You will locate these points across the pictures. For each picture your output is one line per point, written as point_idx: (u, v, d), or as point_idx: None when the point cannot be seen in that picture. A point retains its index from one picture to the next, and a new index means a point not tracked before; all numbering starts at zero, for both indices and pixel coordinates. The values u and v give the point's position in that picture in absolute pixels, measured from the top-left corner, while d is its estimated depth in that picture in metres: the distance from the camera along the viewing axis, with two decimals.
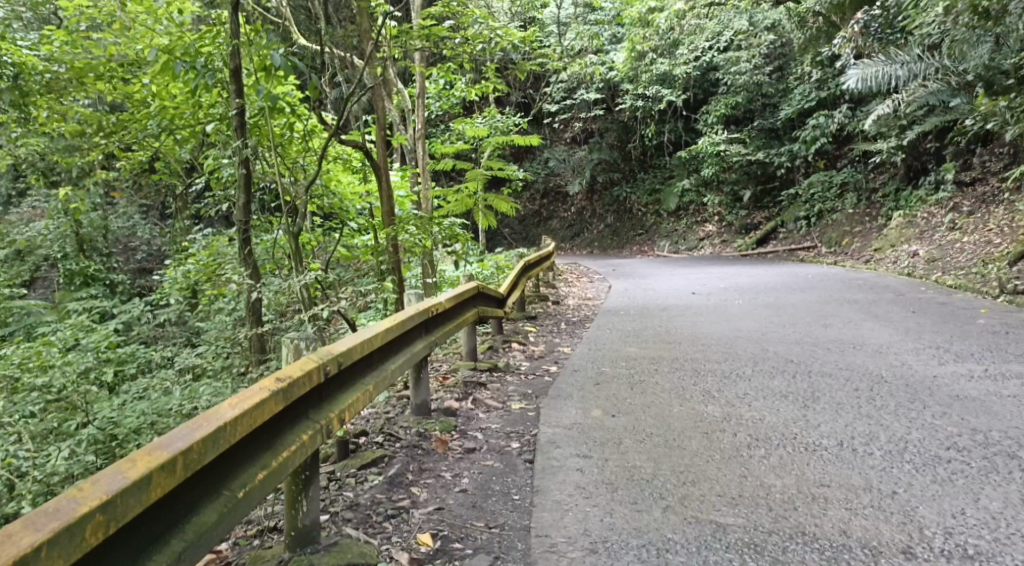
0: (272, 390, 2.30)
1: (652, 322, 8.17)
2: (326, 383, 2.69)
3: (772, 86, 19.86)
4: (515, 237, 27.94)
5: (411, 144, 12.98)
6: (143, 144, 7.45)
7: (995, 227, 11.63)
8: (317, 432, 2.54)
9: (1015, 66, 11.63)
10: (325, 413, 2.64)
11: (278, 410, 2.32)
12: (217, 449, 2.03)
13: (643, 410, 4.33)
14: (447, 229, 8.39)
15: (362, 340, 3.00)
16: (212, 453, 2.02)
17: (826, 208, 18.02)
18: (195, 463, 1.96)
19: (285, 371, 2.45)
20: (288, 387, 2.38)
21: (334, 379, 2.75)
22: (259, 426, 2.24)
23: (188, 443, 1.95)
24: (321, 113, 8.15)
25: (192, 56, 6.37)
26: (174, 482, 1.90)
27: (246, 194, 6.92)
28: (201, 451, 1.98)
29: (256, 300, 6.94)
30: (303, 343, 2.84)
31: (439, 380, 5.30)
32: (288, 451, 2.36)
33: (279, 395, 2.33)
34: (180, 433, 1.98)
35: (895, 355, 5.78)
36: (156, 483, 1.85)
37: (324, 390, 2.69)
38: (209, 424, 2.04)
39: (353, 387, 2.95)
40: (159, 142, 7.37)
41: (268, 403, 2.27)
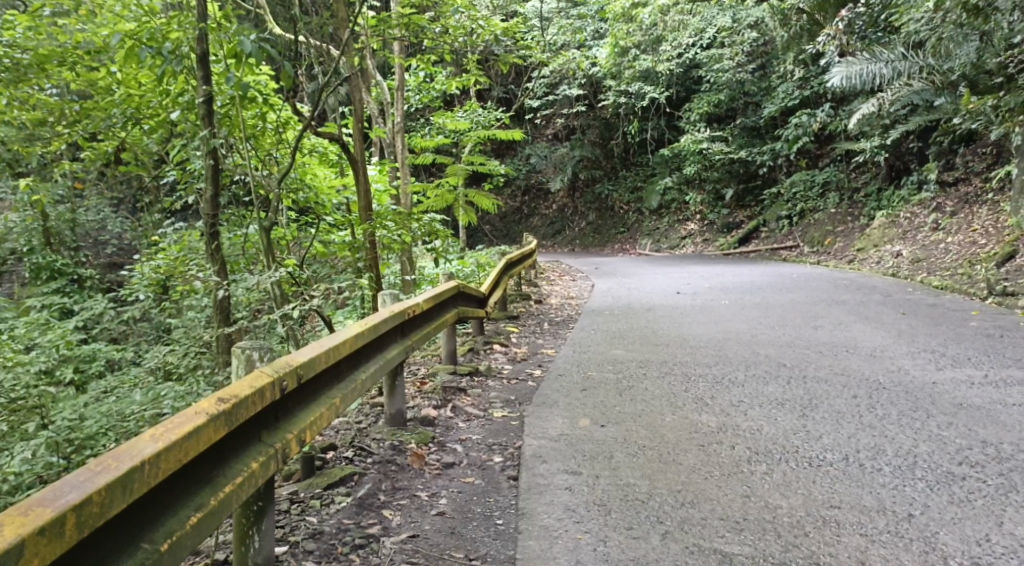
0: (208, 416, 1.98)
1: (638, 323, 7.93)
2: (281, 401, 2.39)
3: (755, 84, 19.75)
4: (496, 234, 27.65)
5: (390, 138, 12.65)
6: (108, 135, 6.93)
7: (980, 226, 11.54)
8: (269, 459, 2.24)
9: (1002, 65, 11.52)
10: (280, 435, 2.34)
11: (216, 438, 2.00)
12: (126, 497, 1.70)
13: (634, 420, 4.07)
14: (426, 225, 8.10)
15: (325, 348, 2.69)
16: (120, 502, 1.69)
17: (808, 207, 17.95)
18: (93, 520, 1.62)
19: (230, 390, 2.14)
20: (229, 409, 2.07)
21: (292, 395, 2.45)
22: (190, 460, 1.92)
23: (82, 494, 1.61)
24: (296, 104, 7.79)
25: (159, 41, 5.96)
26: (63, 547, 1.56)
27: (214, 187, 6.56)
28: (104, 502, 1.65)
29: (225, 298, 6.59)
30: (257, 352, 2.50)
31: (417, 385, 5.02)
32: (230, 486, 2.05)
33: (217, 421, 2.01)
34: (76, 482, 1.64)
35: (891, 360, 5.58)
36: (36, 551, 1.51)
37: (278, 408, 2.38)
38: (117, 466, 1.71)
39: (317, 402, 2.65)
40: (125, 133, 6.89)
41: (201, 432, 1.95)
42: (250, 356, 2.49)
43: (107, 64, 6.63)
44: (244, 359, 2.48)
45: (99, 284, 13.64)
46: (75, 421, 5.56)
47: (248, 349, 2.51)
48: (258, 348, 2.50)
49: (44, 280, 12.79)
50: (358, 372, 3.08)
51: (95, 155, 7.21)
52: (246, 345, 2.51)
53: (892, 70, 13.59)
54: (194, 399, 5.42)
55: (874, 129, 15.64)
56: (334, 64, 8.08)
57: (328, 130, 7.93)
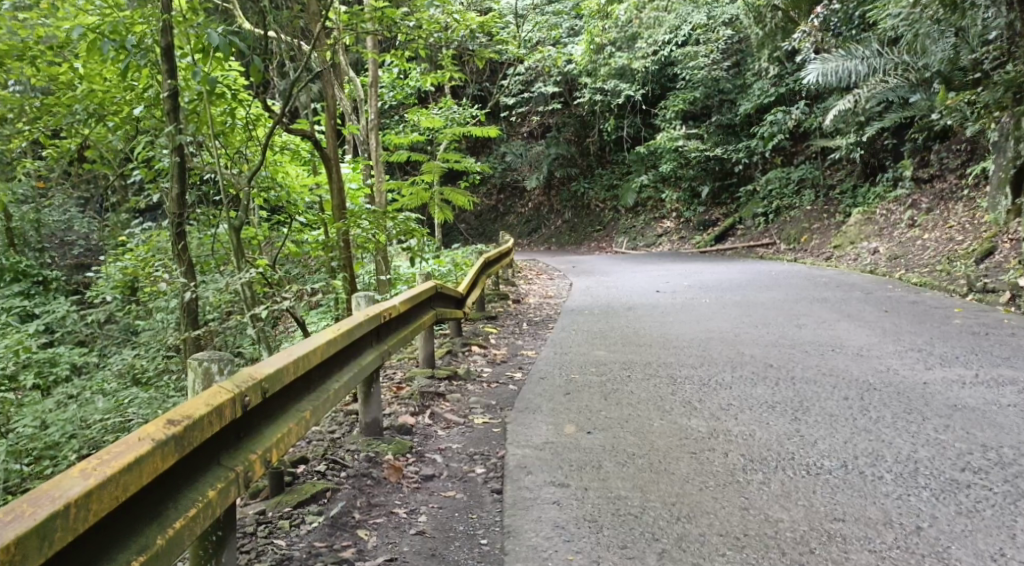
0: (154, 443, 1.77)
1: (619, 323, 7.78)
2: (243, 418, 2.18)
3: (730, 81, 19.74)
4: (472, 232, 27.41)
5: (364, 135, 12.38)
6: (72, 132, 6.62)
7: (956, 223, 11.57)
8: (228, 486, 2.02)
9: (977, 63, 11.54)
10: (240, 457, 2.12)
11: (161, 468, 1.78)
12: (48, 548, 1.47)
13: (621, 426, 3.90)
14: (401, 224, 7.88)
15: (294, 358, 2.47)
16: (41, 555, 1.46)
17: (784, 204, 17.97)
18: None
19: (180, 411, 1.92)
20: (178, 434, 1.84)
21: (254, 411, 2.24)
22: (130, 497, 1.70)
23: None
24: (266, 99, 7.52)
25: (121, 34, 5.68)
26: None
27: (180, 186, 6.29)
28: (21, 556, 1.42)
29: (192, 300, 6.29)
30: (215, 364, 2.29)
31: (393, 390, 4.81)
32: (181, 521, 1.82)
33: (164, 447, 1.80)
34: None
35: (878, 359, 5.48)
36: None
37: (240, 427, 2.17)
38: (35, 513, 1.48)
39: (284, 418, 2.44)
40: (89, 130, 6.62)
41: (146, 461, 1.73)
42: (208, 369, 2.27)
43: (69, 59, 6.33)
44: (202, 371, 2.27)
45: (66, 286, 13.20)
46: (34, 432, 5.27)
47: (205, 360, 2.29)
48: (217, 359, 2.29)
49: (7, 281, 12.31)
50: (331, 381, 2.88)
51: (57, 153, 6.87)
52: (203, 357, 2.29)
53: (867, 67, 13.62)
54: (161, 406, 5.16)
55: (849, 126, 15.68)
56: (306, 58, 7.82)
57: (299, 127, 7.66)
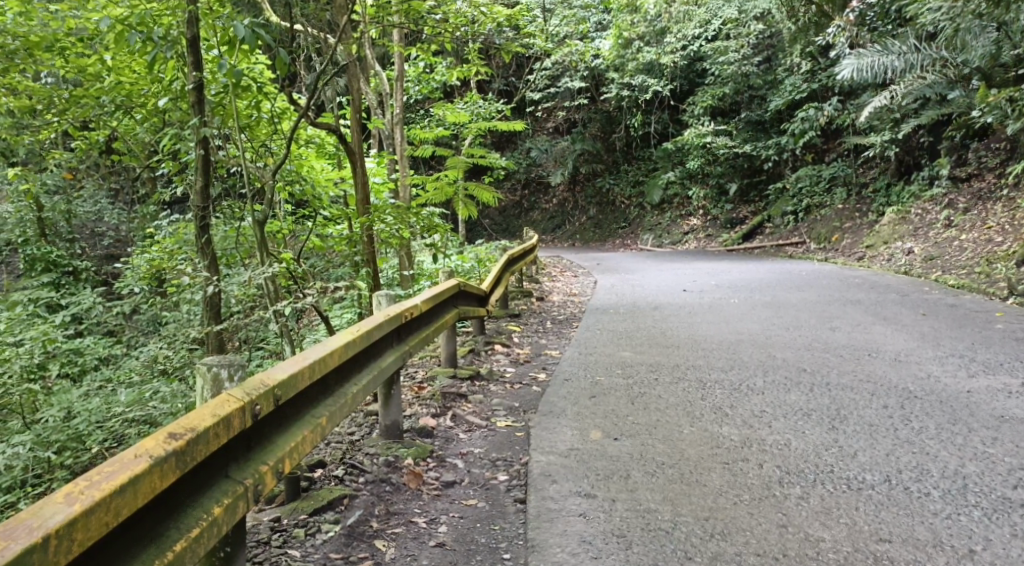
0: (151, 460, 1.68)
1: (645, 322, 7.61)
2: (252, 429, 2.09)
3: (761, 76, 19.41)
4: (496, 228, 27.30)
5: (389, 130, 12.31)
6: (101, 123, 6.59)
7: (995, 224, 11.23)
8: (235, 502, 1.93)
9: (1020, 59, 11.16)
10: (249, 469, 2.03)
11: (159, 487, 1.69)
12: None
13: (649, 432, 3.75)
14: (425, 220, 7.79)
15: (309, 363, 2.38)
16: None
17: (814, 203, 17.62)
18: None
19: (180, 424, 1.83)
20: (178, 449, 1.76)
21: (265, 420, 2.14)
22: (125, 519, 1.61)
23: None
24: (291, 92, 7.44)
25: (148, 26, 5.61)
26: None
27: (204, 178, 6.21)
28: None
29: (215, 294, 6.22)
30: (224, 370, 2.19)
31: (414, 390, 4.70)
32: (183, 541, 1.73)
33: (164, 464, 1.71)
34: None
35: (918, 365, 5.26)
36: None
37: (249, 437, 2.07)
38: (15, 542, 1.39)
39: (298, 425, 2.34)
40: (117, 122, 6.58)
41: (142, 480, 1.65)
42: (217, 375, 2.17)
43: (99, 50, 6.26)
44: (210, 378, 2.17)
45: (94, 277, 13.27)
46: (57, 426, 5.23)
47: (214, 366, 2.20)
48: (226, 365, 2.19)
49: (37, 272, 12.40)
50: (350, 384, 2.79)
51: (86, 145, 6.84)
52: (211, 362, 2.19)
53: (904, 62, 13.29)
54: (182, 401, 5.09)
55: (884, 122, 15.28)
56: (330, 50, 7.72)
57: (324, 120, 7.57)
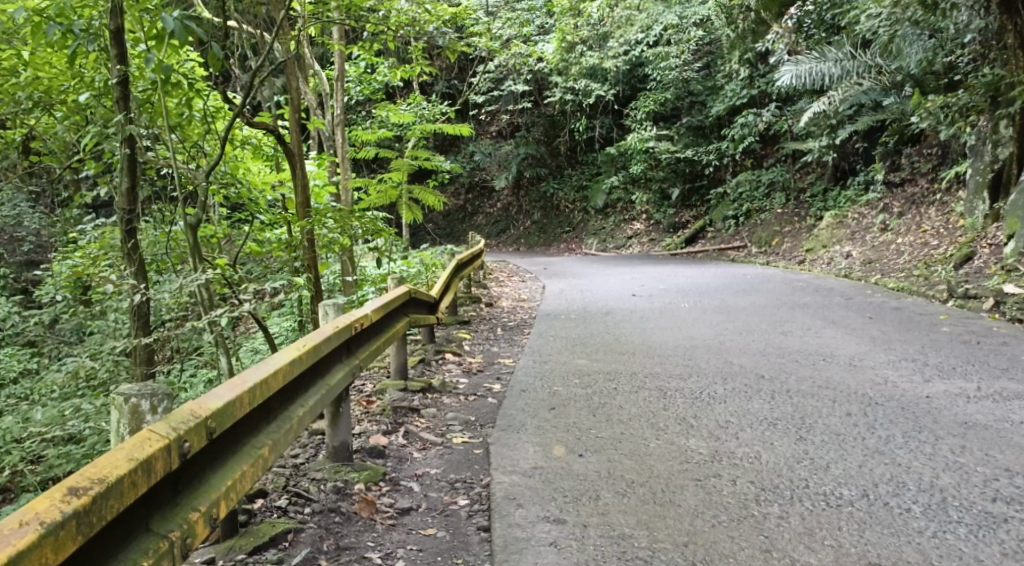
0: (44, 528, 1.39)
1: (598, 328, 7.46)
2: (178, 472, 1.80)
3: (700, 82, 19.90)
4: (439, 233, 26.97)
5: (330, 131, 11.92)
6: (18, 121, 6.08)
7: (930, 227, 11.51)
8: (159, 561, 1.64)
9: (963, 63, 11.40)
10: (174, 521, 1.74)
11: (54, 559, 1.40)
12: None
13: (615, 447, 3.57)
14: (370, 223, 7.50)
15: (248, 387, 2.10)
16: None
17: (754, 207, 17.89)
18: None
19: (82, 475, 1.54)
20: (78, 510, 1.46)
21: (193, 460, 1.86)
22: None
23: None
24: (226, 90, 7.02)
25: (67, 17, 5.14)
26: None
27: (130, 181, 5.71)
28: None
29: (143, 303, 5.75)
30: (146, 401, 1.90)
31: (362, 405, 4.42)
32: None
33: (62, 530, 1.42)
34: None
35: (874, 370, 5.23)
36: None
37: (175, 481, 1.79)
38: None
39: (234, 459, 2.06)
40: (35, 119, 6.07)
41: (32, 553, 1.36)
42: (136, 406, 1.88)
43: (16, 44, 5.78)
44: (128, 409, 1.88)
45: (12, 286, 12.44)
46: None
47: (133, 396, 1.91)
48: (148, 395, 1.90)
49: None
50: (295, 406, 2.51)
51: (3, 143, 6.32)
52: (130, 392, 1.90)
53: (841, 69, 13.69)
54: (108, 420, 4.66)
55: (821, 128, 15.51)
56: (266, 47, 7.33)
57: (262, 120, 7.16)
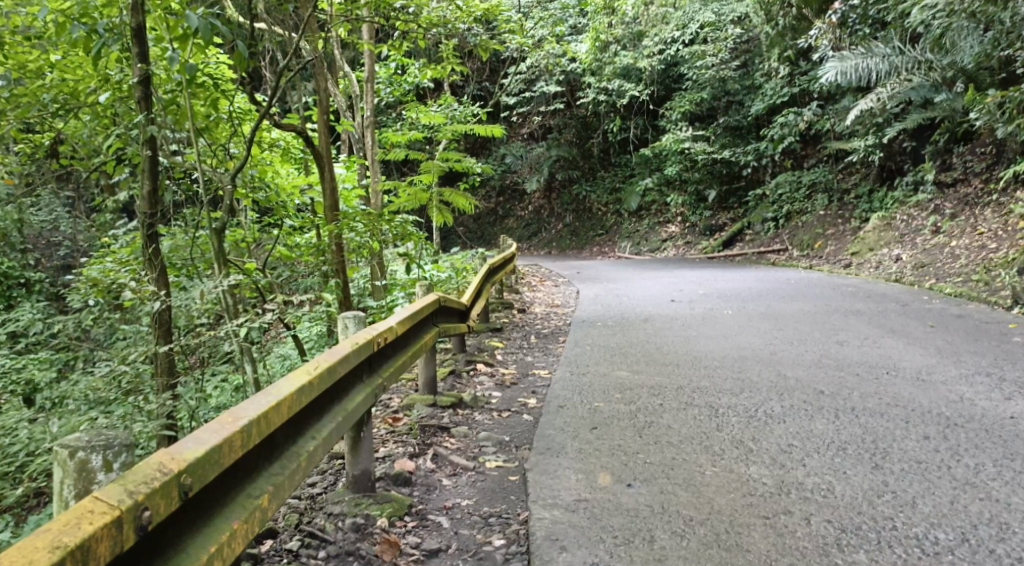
0: None
1: (637, 337, 7.06)
2: (140, 545, 1.59)
3: (738, 81, 19.25)
4: (470, 236, 26.71)
5: (359, 134, 11.69)
6: (45, 127, 5.75)
7: (987, 230, 10.92)
8: None
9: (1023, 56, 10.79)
10: None
11: None
12: None
13: (667, 475, 3.19)
14: (399, 227, 7.22)
15: (235, 432, 1.88)
16: None
17: (794, 209, 17.28)
18: None
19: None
20: None
21: (160, 529, 1.64)
22: None
23: None
24: (252, 91, 6.75)
25: (89, 17, 4.83)
26: None
27: (152, 184, 5.26)
28: None
29: (165, 311, 5.35)
30: (97, 456, 1.77)
31: (388, 422, 4.12)
32: None
33: None
34: None
35: (945, 385, 4.78)
36: None
37: (137, 554, 1.59)
38: None
39: (223, 514, 1.84)
40: (63, 126, 5.73)
41: None
42: (85, 461, 1.75)
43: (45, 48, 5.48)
44: (75, 465, 1.75)
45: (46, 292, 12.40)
46: None
47: (80, 450, 1.78)
48: (98, 449, 1.77)
49: None
50: (304, 440, 2.29)
51: (31, 149, 6.05)
52: (76, 445, 1.77)
53: (888, 65, 13.14)
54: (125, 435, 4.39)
55: (867, 127, 14.91)
56: (292, 45, 7.05)
57: (289, 122, 6.90)
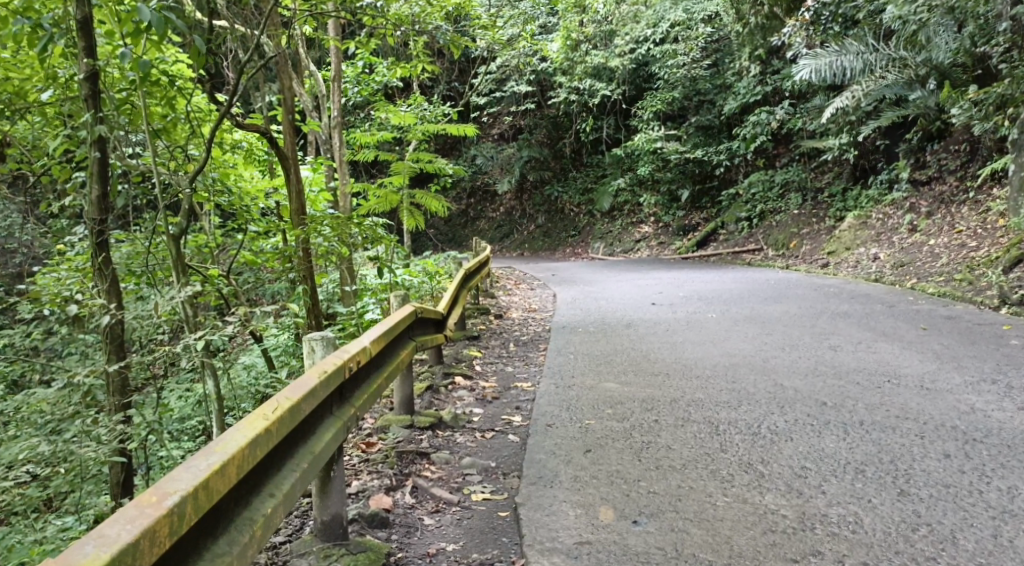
0: None
1: (621, 344, 6.75)
2: None
3: (709, 81, 19.08)
4: (441, 238, 26.28)
5: (326, 134, 11.22)
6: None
7: (965, 228, 10.84)
8: None
9: (1000, 52, 10.68)
10: None
11: None
12: None
13: (676, 508, 2.88)
14: (369, 231, 6.82)
15: (158, 519, 1.61)
16: None
17: (768, 209, 17.16)
18: None
19: None
20: None
21: None
22: None
23: None
24: (211, 89, 6.27)
25: (30, 9, 4.35)
26: None
27: (102, 187, 4.65)
28: None
29: (116, 325, 4.71)
30: None
31: (361, 448, 3.74)
32: None
33: None
34: None
35: (954, 394, 4.53)
36: None
37: None
38: None
39: None
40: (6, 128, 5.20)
41: None
42: None
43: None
44: None
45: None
46: None
47: None
48: None
49: None
50: (260, 501, 2.01)
51: None
52: None
53: (862, 63, 12.99)
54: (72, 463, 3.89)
55: (840, 126, 14.77)
56: (254, 39, 6.59)
57: (252, 121, 6.43)
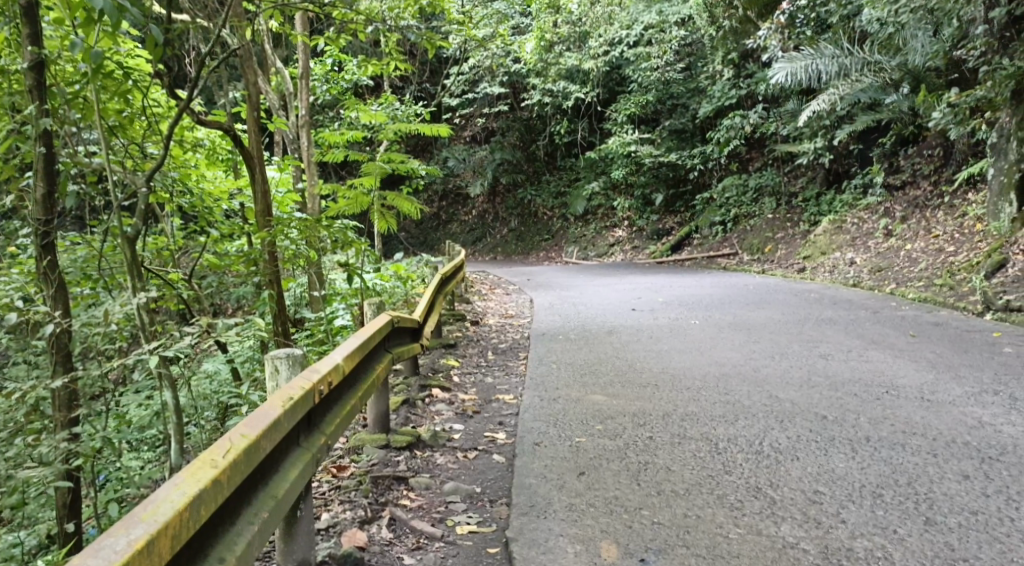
0: None
1: (604, 352, 6.47)
2: None
3: (682, 84, 18.89)
4: (412, 242, 25.85)
5: (294, 134, 10.80)
6: None
7: (941, 232, 10.79)
8: None
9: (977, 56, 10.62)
10: None
11: None
12: None
13: (685, 543, 2.62)
14: (339, 234, 6.44)
15: None
16: None
17: (742, 213, 17.08)
18: None
19: None
20: None
21: None
22: None
23: None
24: (170, 82, 5.84)
25: None
26: None
27: (47, 186, 4.11)
28: None
29: (62, 336, 4.19)
30: None
31: (332, 473, 3.41)
32: None
33: None
34: None
35: (959, 407, 4.31)
36: None
37: None
38: None
39: None
40: None
41: None
42: None
43: None
44: None
45: None
46: None
47: None
48: None
49: None
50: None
51: None
52: None
53: (837, 66, 12.70)
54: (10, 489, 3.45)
55: (816, 130, 14.67)
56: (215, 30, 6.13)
57: (215, 118, 6.02)
